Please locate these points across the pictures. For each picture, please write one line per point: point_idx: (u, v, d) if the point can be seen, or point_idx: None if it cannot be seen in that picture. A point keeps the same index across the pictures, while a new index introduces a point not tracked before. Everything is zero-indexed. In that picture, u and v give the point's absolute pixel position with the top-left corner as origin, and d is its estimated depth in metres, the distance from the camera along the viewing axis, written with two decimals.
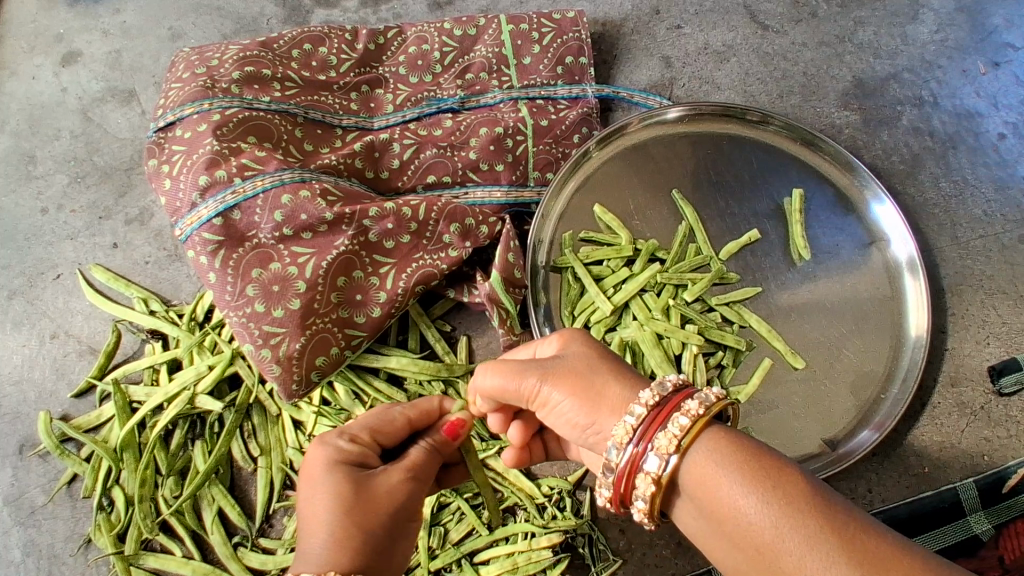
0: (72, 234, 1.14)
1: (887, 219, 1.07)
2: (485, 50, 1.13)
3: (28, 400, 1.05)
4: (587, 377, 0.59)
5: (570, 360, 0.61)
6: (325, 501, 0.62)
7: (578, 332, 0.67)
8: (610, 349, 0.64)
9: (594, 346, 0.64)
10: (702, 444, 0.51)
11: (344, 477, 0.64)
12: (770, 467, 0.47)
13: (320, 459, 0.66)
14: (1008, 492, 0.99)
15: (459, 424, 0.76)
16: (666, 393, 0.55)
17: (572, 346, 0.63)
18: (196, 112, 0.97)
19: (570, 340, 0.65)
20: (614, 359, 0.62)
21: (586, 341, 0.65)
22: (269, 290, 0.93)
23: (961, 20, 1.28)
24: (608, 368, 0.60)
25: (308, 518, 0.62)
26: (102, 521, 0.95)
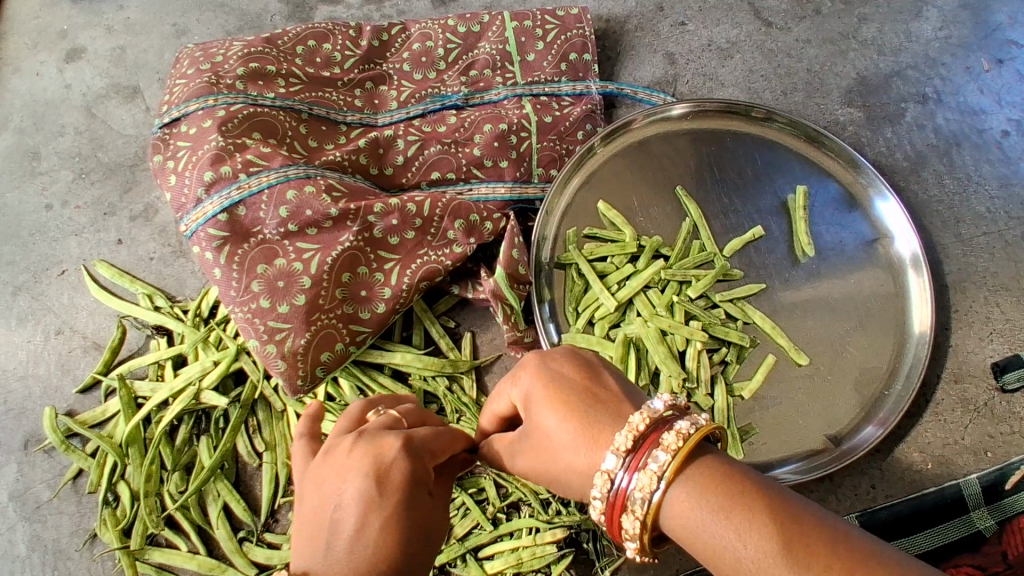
0: (77, 230, 1.15)
1: (891, 216, 1.07)
2: (489, 47, 1.13)
3: (34, 395, 1.05)
4: (552, 452, 0.58)
5: (535, 430, 0.59)
6: (381, 514, 0.50)
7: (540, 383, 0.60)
8: (575, 399, 0.58)
9: (554, 393, 0.58)
10: (678, 488, 0.49)
11: (404, 484, 0.52)
12: (747, 502, 0.46)
13: (387, 456, 0.53)
14: (1010, 489, 0.99)
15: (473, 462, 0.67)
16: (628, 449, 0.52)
17: (529, 403, 0.60)
18: (201, 108, 0.97)
19: (526, 392, 0.60)
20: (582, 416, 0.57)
21: (542, 388, 0.59)
22: (274, 286, 0.93)
23: (964, 17, 1.28)
24: (568, 433, 0.56)
25: (346, 518, 0.50)
26: (107, 516, 0.95)
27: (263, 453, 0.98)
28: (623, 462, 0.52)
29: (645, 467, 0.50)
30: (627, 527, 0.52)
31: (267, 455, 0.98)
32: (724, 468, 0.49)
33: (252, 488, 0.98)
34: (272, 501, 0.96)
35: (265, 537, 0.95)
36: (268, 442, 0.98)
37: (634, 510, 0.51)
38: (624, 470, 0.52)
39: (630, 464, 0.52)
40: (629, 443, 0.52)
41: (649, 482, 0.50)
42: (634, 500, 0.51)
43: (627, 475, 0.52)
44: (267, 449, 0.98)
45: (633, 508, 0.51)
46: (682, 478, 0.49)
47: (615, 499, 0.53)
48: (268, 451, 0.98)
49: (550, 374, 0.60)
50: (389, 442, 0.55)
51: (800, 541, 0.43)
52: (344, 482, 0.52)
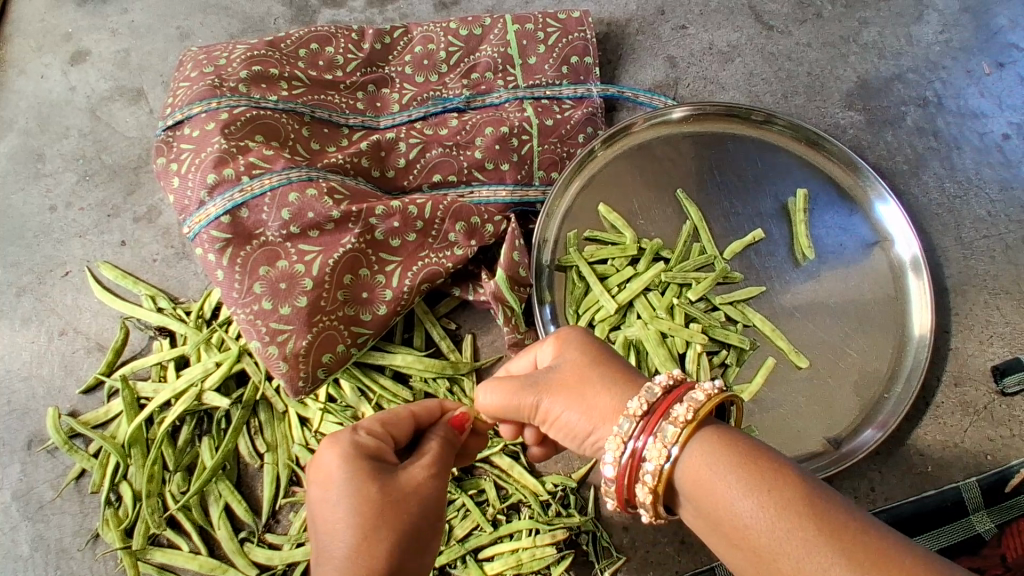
0: (81, 231, 1.15)
1: (891, 219, 1.07)
2: (491, 50, 1.14)
3: (38, 396, 1.06)
4: (585, 388, 0.59)
5: (567, 370, 0.61)
6: (342, 514, 0.57)
7: (573, 333, 0.65)
8: (608, 351, 0.63)
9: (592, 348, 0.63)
10: (700, 443, 0.51)
11: (361, 479, 0.59)
12: (771, 468, 0.47)
13: (345, 453, 0.61)
14: (1011, 492, 0.99)
15: (463, 418, 0.72)
16: (657, 396, 0.54)
17: (567, 352, 0.63)
18: (204, 110, 0.98)
19: (559, 346, 0.64)
20: (612, 361, 0.61)
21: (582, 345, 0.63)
22: (276, 288, 0.94)
23: (965, 20, 1.28)
24: (604, 374, 0.59)
25: (326, 527, 0.58)
26: (109, 517, 0.96)
27: (264, 454, 0.98)
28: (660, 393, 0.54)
29: (683, 403, 0.53)
30: (649, 458, 0.52)
31: (268, 456, 0.98)
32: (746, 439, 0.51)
33: (253, 489, 0.99)
34: (273, 501, 0.97)
35: (266, 537, 0.95)
36: (269, 444, 0.99)
37: (665, 437, 0.51)
38: (648, 424, 0.53)
39: (668, 397, 0.54)
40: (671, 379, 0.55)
41: (687, 413, 0.52)
42: (668, 428, 0.52)
43: (662, 405, 0.53)
44: (269, 450, 0.98)
45: (664, 435, 0.52)
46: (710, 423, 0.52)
47: (646, 426, 0.53)
48: (270, 452, 0.98)
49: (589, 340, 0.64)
50: (342, 438, 0.63)
51: (817, 518, 0.44)
52: (321, 502, 0.59)
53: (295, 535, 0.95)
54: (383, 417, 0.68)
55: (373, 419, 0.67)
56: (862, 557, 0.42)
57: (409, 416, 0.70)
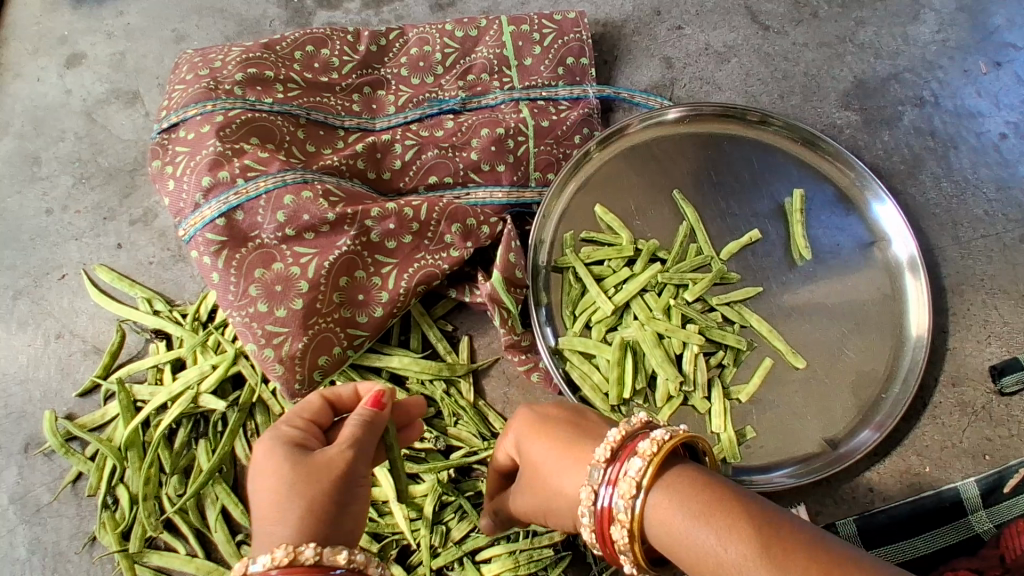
0: (77, 234, 1.15)
1: (888, 219, 1.07)
2: (486, 51, 1.14)
3: (34, 399, 1.06)
4: (550, 480, 0.64)
5: (531, 461, 0.66)
6: (269, 495, 0.57)
7: (523, 422, 0.70)
8: (551, 429, 0.67)
9: (544, 424, 0.68)
10: (658, 487, 0.53)
11: (278, 463, 0.59)
12: (724, 500, 0.49)
13: (261, 449, 0.61)
14: (1009, 492, 0.97)
15: (381, 394, 0.68)
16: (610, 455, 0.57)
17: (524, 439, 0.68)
18: (200, 113, 0.98)
19: (518, 440, 0.69)
20: (558, 443, 0.65)
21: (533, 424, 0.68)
22: (271, 290, 0.94)
23: (962, 19, 1.28)
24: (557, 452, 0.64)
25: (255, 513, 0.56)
26: (106, 519, 0.96)
27: None
28: (612, 453, 0.57)
29: (637, 455, 0.55)
30: (618, 515, 0.54)
31: None
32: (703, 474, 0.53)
33: None
34: None
35: None
36: None
37: (624, 493, 0.53)
38: (608, 480, 0.56)
39: (621, 455, 0.56)
40: (620, 436, 0.58)
41: (642, 465, 0.54)
42: (624, 484, 0.54)
43: (619, 465, 0.56)
44: None
45: (622, 492, 0.54)
46: (667, 470, 0.54)
47: (608, 486, 0.55)
48: None
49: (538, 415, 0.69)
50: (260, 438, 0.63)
51: (772, 536, 0.45)
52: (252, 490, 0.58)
53: None
54: (299, 407, 0.68)
55: (293, 414, 0.67)
56: (817, 564, 0.42)
57: (323, 403, 0.69)
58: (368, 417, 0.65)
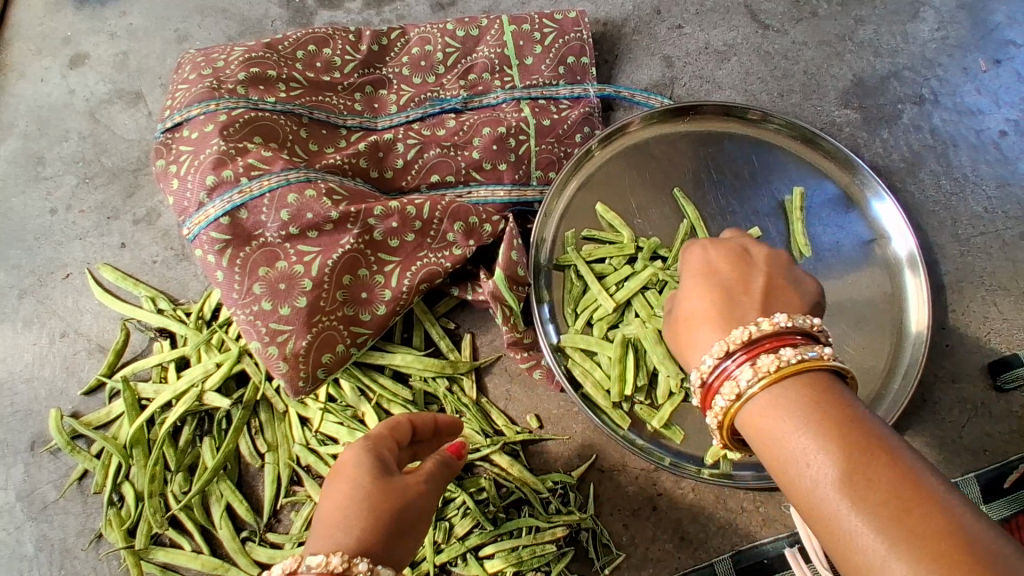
0: (81, 234, 1.16)
1: (887, 216, 1.08)
2: (487, 51, 1.14)
3: (39, 397, 1.06)
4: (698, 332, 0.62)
5: (693, 296, 0.64)
6: (340, 501, 0.60)
7: (705, 257, 0.67)
8: (731, 278, 0.64)
9: (727, 269, 0.65)
10: (777, 387, 0.54)
11: (362, 475, 0.62)
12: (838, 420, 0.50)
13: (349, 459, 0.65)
14: (1010, 487, 1.00)
15: (459, 447, 0.75)
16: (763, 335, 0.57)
17: (701, 272, 0.65)
18: (203, 112, 0.99)
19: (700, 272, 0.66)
20: (736, 300, 0.62)
21: (717, 269, 0.65)
22: (275, 288, 0.94)
23: (961, 17, 1.28)
24: (713, 310, 0.61)
25: (324, 514, 0.60)
26: (112, 516, 0.96)
27: (264, 453, 0.99)
28: (749, 339, 0.57)
29: (770, 354, 0.55)
30: (722, 394, 0.57)
31: (269, 456, 0.99)
32: (846, 397, 0.52)
33: (255, 488, 1.00)
34: (274, 501, 0.97)
35: (268, 537, 0.96)
36: (270, 443, 0.99)
37: (739, 379, 0.56)
38: (743, 355, 0.57)
39: (755, 347, 0.57)
40: (780, 325, 0.57)
41: (770, 364, 0.55)
42: (746, 372, 0.55)
43: (752, 353, 0.56)
44: (269, 450, 0.99)
45: (738, 378, 0.56)
46: (796, 377, 0.54)
47: (729, 363, 0.57)
48: (271, 452, 0.99)
49: (726, 265, 0.65)
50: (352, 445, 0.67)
51: (864, 464, 0.46)
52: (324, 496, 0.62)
53: (296, 534, 0.95)
54: (388, 424, 0.72)
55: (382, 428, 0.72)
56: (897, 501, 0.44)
57: (406, 421, 0.76)
58: (446, 459, 0.70)
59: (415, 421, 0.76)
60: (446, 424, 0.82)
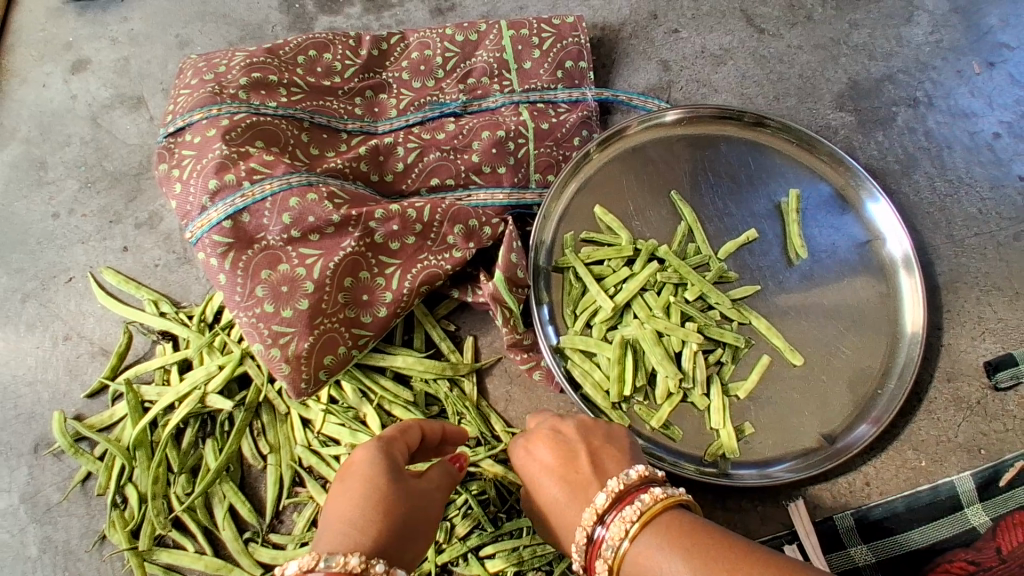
0: (83, 238, 1.17)
1: (882, 217, 1.09)
2: (486, 55, 1.16)
3: (43, 400, 1.07)
4: (562, 513, 0.71)
5: (553, 502, 0.72)
6: (354, 499, 0.62)
7: (542, 446, 0.76)
8: (571, 457, 0.73)
9: (561, 460, 0.74)
10: (648, 536, 0.61)
11: (374, 475, 0.64)
12: (681, 530, 0.59)
13: (361, 459, 0.66)
14: (1005, 486, 0.99)
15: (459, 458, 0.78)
16: (617, 487, 0.66)
17: (546, 475, 0.74)
18: (205, 117, 1.00)
19: (546, 453, 0.75)
20: (580, 476, 0.71)
21: (554, 463, 0.73)
22: (277, 291, 0.95)
23: (955, 20, 1.30)
24: (571, 498, 0.71)
25: (335, 510, 0.61)
26: (116, 518, 0.97)
27: (267, 455, 1.00)
28: (609, 502, 0.65)
29: (632, 506, 0.63)
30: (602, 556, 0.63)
31: (271, 457, 1.00)
32: (685, 516, 0.62)
33: (257, 490, 1.00)
34: (277, 502, 0.98)
35: (270, 537, 0.97)
36: (272, 445, 1.00)
37: (613, 536, 0.62)
38: (607, 512, 0.64)
39: (618, 502, 0.65)
40: (619, 488, 0.65)
41: (633, 514, 0.62)
42: (614, 528, 0.63)
43: (612, 515, 0.64)
44: (272, 451, 1.00)
45: (612, 538, 0.62)
46: (658, 520, 0.62)
47: (599, 528, 0.64)
48: (273, 453, 1.00)
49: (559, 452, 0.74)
50: (362, 448, 0.69)
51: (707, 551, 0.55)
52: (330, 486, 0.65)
53: (299, 534, 0.96)
54: (398, 429, 0.74)
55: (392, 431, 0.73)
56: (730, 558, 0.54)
57: (417, 428, 0.77)
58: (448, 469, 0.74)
59: (425, 427, 0.77)
60: (454, 434, 0.83)
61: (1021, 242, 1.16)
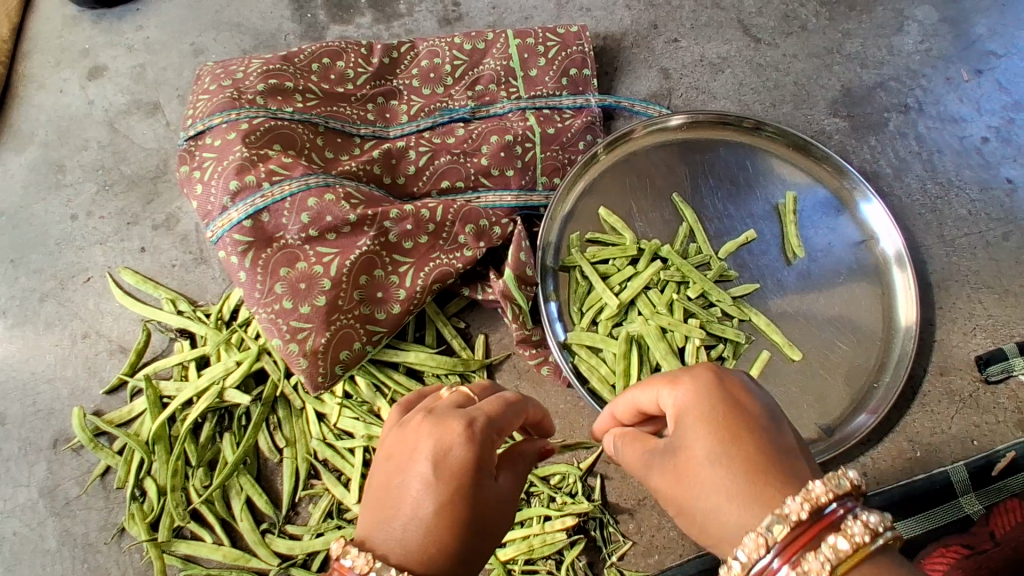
0: (101, 239, 1.20)
1: (875, 218, 1.14)
2: (494, 63, 1.20)
3: (62, 396, 1.10)
4: (711, 501, 0.52)
5: (685, 457, 0.54)
6: (422, 502, 0.53)
7: (701, 403, 0.54)
8: (735, 430, 0.53)
9: (720, 416, 0.53)
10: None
11: (449, 479, 0.54)
12: None
13: (444, 450, 0.55)
14: (998, 475, 1.03)
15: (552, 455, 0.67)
16: (811, 515, 0.48)
17: (690, 431, 0.54)
18: (225, 121, 1.04)
19: (696, 407, 0.54)
20: (752, 453, 0.51)
21: (713, 413, 0.54)
22: (296, 288, 0.98)
23: (944, 30, 1.35)
24: (729, 476, 0.51)
25: (396, 500, 0.54)
26: (135, 510, 0.99)
27: (283, 449, 1.02)
28: (788, 534, 0.48)
29: (818, 550, 0.47)
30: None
31: (287, 451, 1.02)
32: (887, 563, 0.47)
33: (273, 482, 1.03)
34: (293, 494, 1.01)
35: (287, 528, 0.99)
36: (288, 439, 1.03)
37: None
38: (789, 545, 0.48)
39: (795, 542, 0.48)
40: (801, 518, 0.48)
41: (820, 566, 0.46)
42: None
43: (791, 552, 0.48)
44: (288, 445, 1.02)
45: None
46: (857, 572, 0.46)
47: (766, 565, 0.48)
48: (289, 447, 1.02)
49: (719, 400, 0.54)
50: (455, 428, 0.56)
51: None
52: (409, 454, 0.56)
53: (315, 525, 0.99)
54: (501, 408, 0.60)
55: (494, 412, 0.60)
56: None
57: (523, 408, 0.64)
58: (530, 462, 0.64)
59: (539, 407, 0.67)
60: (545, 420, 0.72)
61: (1009, 241, 1.21)
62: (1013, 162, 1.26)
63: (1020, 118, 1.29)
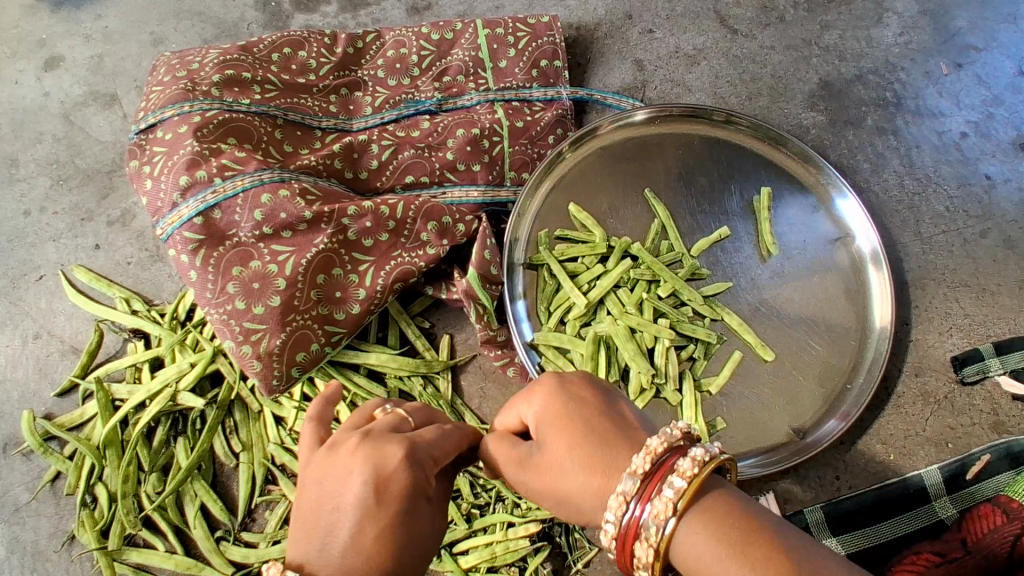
0: (54, 235, 1.16)
1: (851, 214, 1.11)
2: (462, 54, 1.16)
3: (12, 399, 1.06)
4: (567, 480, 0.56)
5: (548, 447, 0.58)
6: (357, 526, 0.51)
7: (553, 398, 0.60)
8: (584, 413, 0.58)
9: (569, 407, 0.59)
10: (689, 520, 0.49)
11: (391, 502, 0.52)
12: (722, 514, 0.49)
13: (369, 468, 0.53)
14: (972, 479, 1.01)
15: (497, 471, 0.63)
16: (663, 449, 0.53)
17: (541, 423, 0.59)
18: (177, 114, 0.99)
19: (542, 410, 0.59)
20: (598, 428, 0.57)
21: (559, 405, 0.59)
22: (249, 288, 0.95)
23: (924, 22, 1.32)
24: (585, 454, 0.56)
25: (328, 521, 0.51)
26: (85, 518, 0.96)
27: (239, 453, 1.00)
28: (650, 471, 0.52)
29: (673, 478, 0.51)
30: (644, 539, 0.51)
31: (244, 455, 0.99)
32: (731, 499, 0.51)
33: (229, 488, 1.00)
34: (249, 499, 0.98)
35: (242, 536, 0.97)
36: (245, 443, 1.00)
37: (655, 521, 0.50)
38: (647, 483, 0.51)
39: (654, 476, 0.51)
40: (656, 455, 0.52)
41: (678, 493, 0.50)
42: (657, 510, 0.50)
43: (651, 486, 0.51)
44: (244, 449, 1.00)
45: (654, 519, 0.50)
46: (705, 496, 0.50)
47: (634, 508, 0.51)
48: (245, 451, 1.00)
49: (566, 395, 0.60)
50: (383, 451, 0.54)
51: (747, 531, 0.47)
52: (346, 474, 0.53)
53: (271, 532, 0.96)
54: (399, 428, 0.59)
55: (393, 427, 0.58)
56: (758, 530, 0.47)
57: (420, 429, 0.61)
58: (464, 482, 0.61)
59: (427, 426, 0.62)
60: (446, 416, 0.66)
61: (986, 239, 1.18)
62: (991, 158, 1.23)
63: (1000, 113, 1.26)
